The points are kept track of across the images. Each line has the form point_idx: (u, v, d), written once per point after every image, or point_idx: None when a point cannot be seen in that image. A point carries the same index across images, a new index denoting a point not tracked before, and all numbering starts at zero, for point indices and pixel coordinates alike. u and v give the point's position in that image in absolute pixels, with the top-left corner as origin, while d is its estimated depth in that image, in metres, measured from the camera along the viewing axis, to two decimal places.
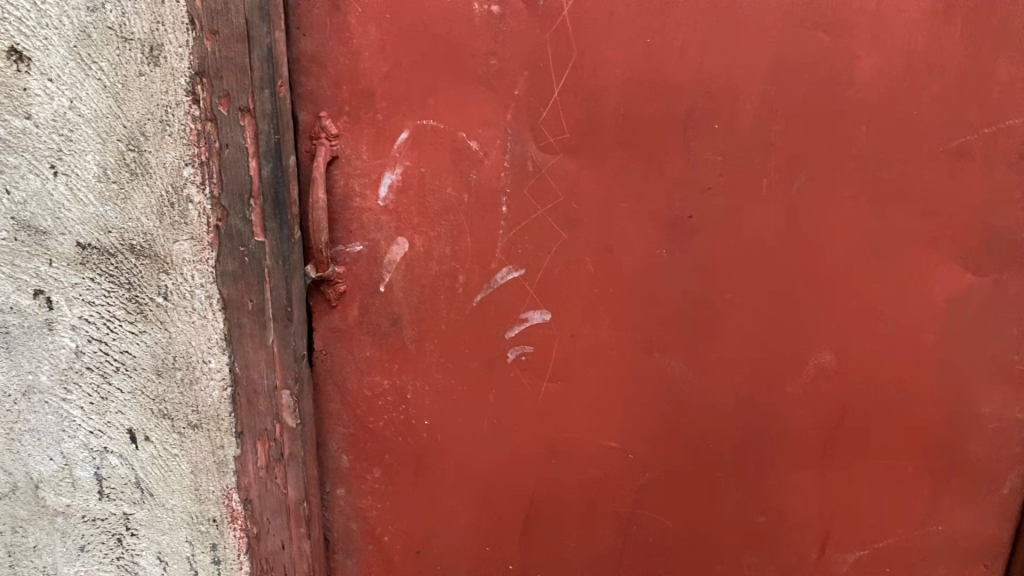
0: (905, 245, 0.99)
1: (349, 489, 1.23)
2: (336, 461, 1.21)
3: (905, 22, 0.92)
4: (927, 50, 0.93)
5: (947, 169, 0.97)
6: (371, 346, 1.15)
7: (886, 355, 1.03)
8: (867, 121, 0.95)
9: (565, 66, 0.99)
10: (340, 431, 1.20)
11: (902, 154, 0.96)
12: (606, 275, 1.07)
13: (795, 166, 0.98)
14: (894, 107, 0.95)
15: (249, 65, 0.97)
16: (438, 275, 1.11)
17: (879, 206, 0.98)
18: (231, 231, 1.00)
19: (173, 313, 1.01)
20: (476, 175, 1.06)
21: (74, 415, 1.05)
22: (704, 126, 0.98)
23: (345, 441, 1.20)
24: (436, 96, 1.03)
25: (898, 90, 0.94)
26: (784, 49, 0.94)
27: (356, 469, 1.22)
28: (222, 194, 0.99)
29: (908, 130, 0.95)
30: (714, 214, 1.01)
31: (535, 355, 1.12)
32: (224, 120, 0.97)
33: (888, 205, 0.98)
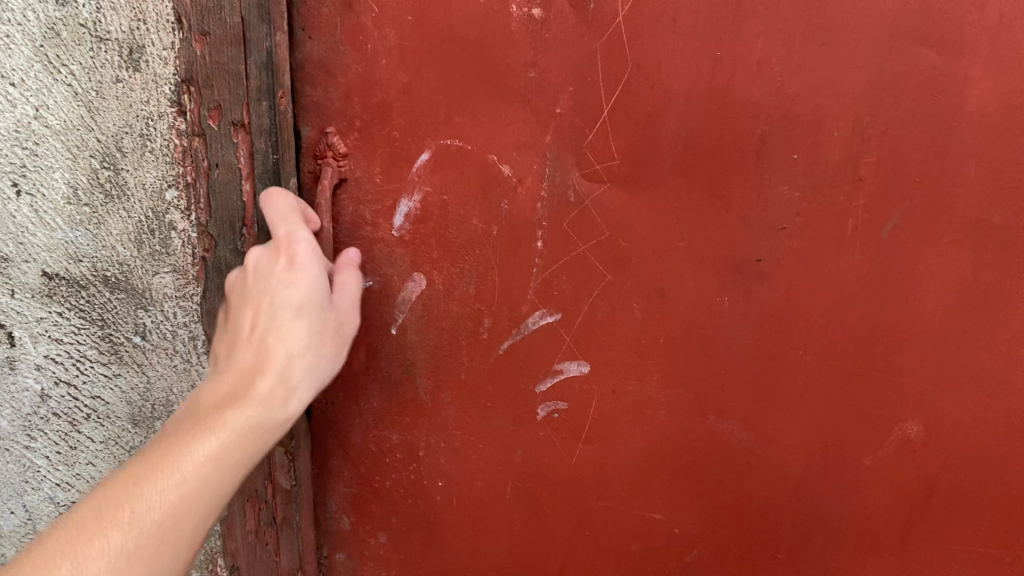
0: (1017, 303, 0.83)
1: (349, 554, 1.11)
2: (335, 520, 1.09)
3: None
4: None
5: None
6: (380, 396, 1.01)
7: (985, 431, 0.87)
8: (980, 155, 0.79)
9: (617, 81, 0.84)
10: (341, 489, 1.07)
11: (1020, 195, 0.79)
12: (657, 324, 0.92)
13: (888, 204, 0.82)
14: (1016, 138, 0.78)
15: (245, 73, 0.77)
16: (459, 317, 0.96)
17: (988, 255, 0.82)
18: (220, 264, 0.83)
19: (152, 356, 0.87)
20: (507, 206, 0.91)
21: (37, 464, 0.92)
22: (781, 155, 0.83)
23: (347, 500, 1.07)
24: (464, 112, 0.88)
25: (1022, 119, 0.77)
26: (881, 68, 0.78)
27: (359, 533, 1.09)
28: (209, 221, 0.82)
29: None
30: (788, 258, 0.86)
31: (569, 412, 0.97)
32: (214, 135, 0.79)
33: (999, 255, 0.81)
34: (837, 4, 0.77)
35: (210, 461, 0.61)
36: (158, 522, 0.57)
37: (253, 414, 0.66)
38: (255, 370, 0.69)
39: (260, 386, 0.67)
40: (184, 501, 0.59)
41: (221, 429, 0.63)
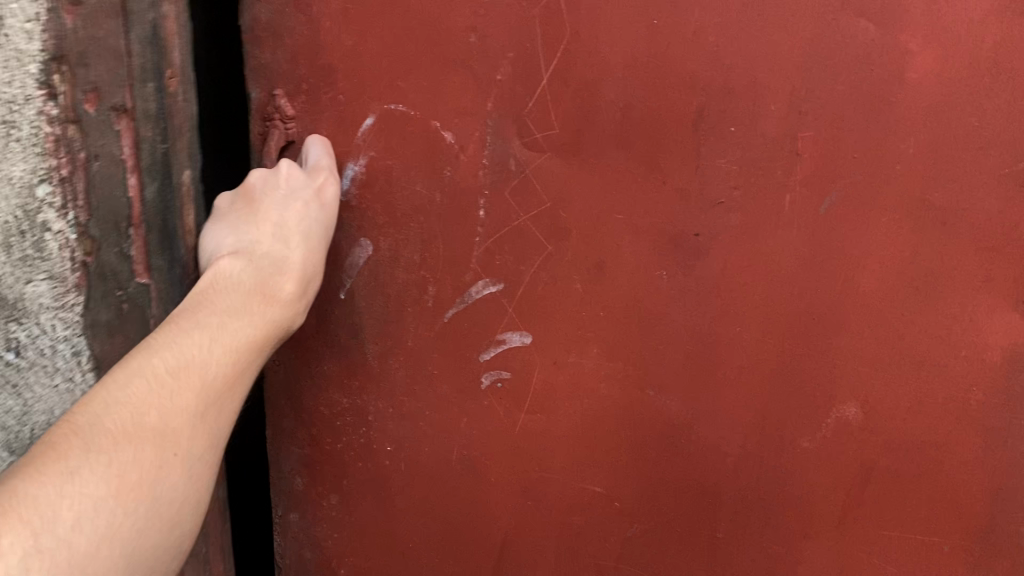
0: (953, 285, 0.82)
1: (302, 515, 1.12)
2: (289, 481, 1.10)
3: (969, 14, 0.74)
4: (998, 44, 0.74)
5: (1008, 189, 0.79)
6: (329, 359, 1.02)
7: (922, 416, 0.87)
8: (917, 133, 0.78)
9: (556, 49, 0.83)
10: (294, 452, 1.08)
11: (957, 174, 0.78)
12: (598, 296, 0.91)
13: (826, 180, 0.80)
14: (952, 113, 0.77)
15: (127, 49, 0.71)
16: (406, 284, 0.97)
17: (927, 235, 0.80)
18: (104, 268, 0.72)
19: (28, 375, 0.70)
20: (450, 172, 0.91)
21: None
22: (718, 128, 0.81)
23: (301, 463, 1.08)
24: (407, 77, 0.88)
25: (958, 93, 0.76)
26: (818, 40, 0.76)
27: (312, 494, 1.10)
28: (90, 221, 0.70)
29: (968, 144, 0.77)
30: (726, 233, 0.85)
31: (512, 382, 0.97)
32: (92, 121, 0.68)
33: (937, 236, 0.80)
34: None
35: (253, 342, 0.73)
36: (228, 377, 0.69)
37: (285, 309, 0.78)
38: (287, 267, 0.79)
39: (291, 283, 0.79)
40: (250, 363, 0.72)
41: (263, 316, 0.75)
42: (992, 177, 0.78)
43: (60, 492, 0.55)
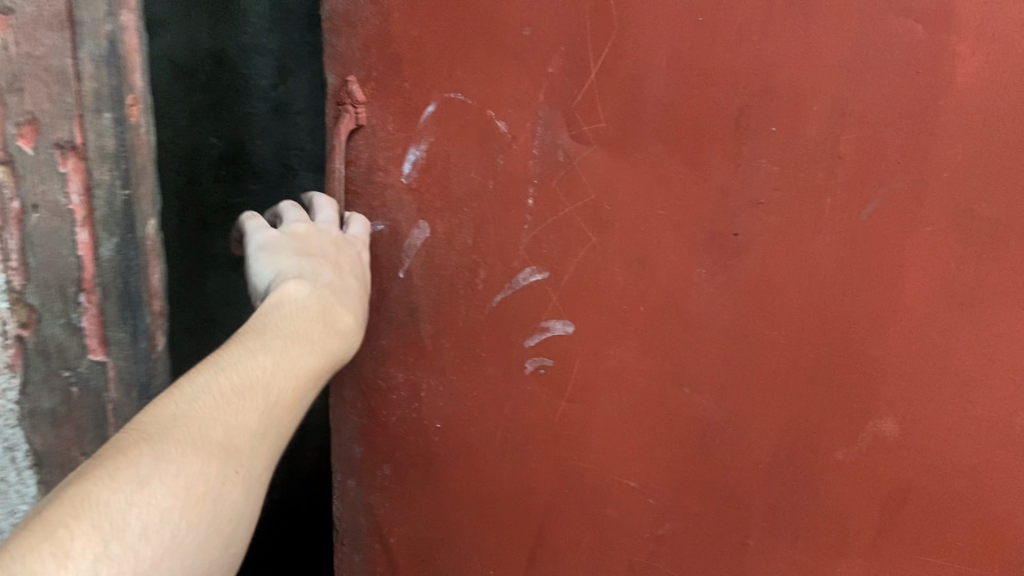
0: (998, 302, 0.78)
1: (359, 482, 1.18)
2: (348, 447, 1.17)
3: (1022, 16, 0.71)
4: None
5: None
6: (388, 334, 1.08)
7: (963, 438, 0.84)
8: (964, 140, 0.75)
9: (604, 44, 0.85)
10: (353, 420, 1.15)
11: (1007, 185, 0.75)
12: (637, 291, 0.92)
13: (869, 184, 0.79)
14: (1001, 122, 0.73)
15: (76, 74, 0.71)
16: (458, 267, 1.01)
17: (971, 249, 0.78)
18: (43, 347, 0.75)
19: None
20: (502, 160, 0.94)
21: None
22: (759, 127, 0.81)
23: (358, 431, 1.15)
24: (466, 68, 0.92)
25: (1009, 100, 0.73)
26: (862, 40, 0.75)
27: (367, 463, 1.16)
28: (27, 288, 0.73)
29: (1017, 153, 0.74)
30: (764, 234, 0.84)
31: (554, 370, 1.00)
32: (27, 163, 0.70)
33: (984, 251, 0.77)
34: None
35: (314, 370, 0.75)
36: (287, 403, 0.71)
37: (342, 340, 0.81)
38: (344, 302, 0.83)
39: (348, 318, 0.82)
40: (309, 390, 0.75)
41: (325, 345, 0.78)
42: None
43: (129, 500, 0.56)
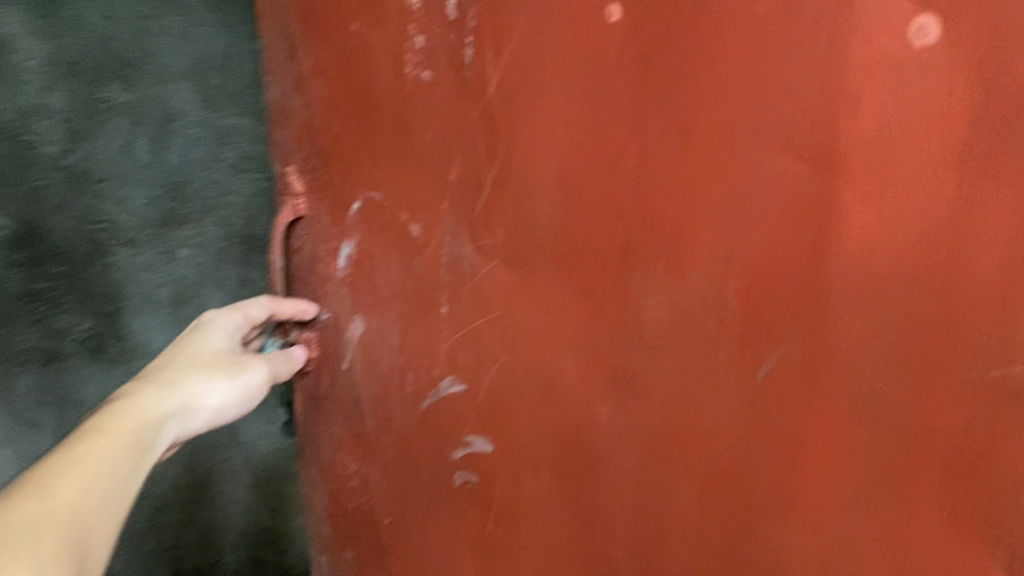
0: (914, 503, 0.61)
1: (329, 561, 1.17)
2: (318, 524, 1.17)
3: (914, 159, 0.54)
4: (960, 208, 0.53)
5: (981, 403, 0.56)
6: (341, 423, 1.05)
7: None
8: (858, 300, 0.60)
9: (495, 154, 0.77)
10: (320, 500, 1.14)
11: (907, 362, 0.59)
12: (547, 420, 0.82)
13: (763, 339, 0.65)
14: (901, 285, 0.57)
15: None
16: (391, 367, 0.96)
17: (875, 433, 0.61)
18: None
19: None
20: (417, 264, 0.88)
21: None
22: (646, 263, 0.70)
23: (324, 511, 1.15)
24: (381, 167, 0.87)
25: (912, 264, 0.56)
26: (742, 178, 0.62)
27: (334, 544, 1.15)
28: None
29: (915, 329, 0.58)
30: (661, 380, 0.72)
31: (478, 487, 0.92)
32: None
33: (892, 437, 0.61)
34: (685, 96, 0.63)
35: (104, 441, 0.76)
36: (77, 476, 0.71)
37: (153, 405, 0.82)
38: (154, 381, 0.85)
39: (154, 387, 0.84)
40: (109, 458, 0.75)
41: (122, 415, 0.79)
42: (956, 383, 0.57)
43: None
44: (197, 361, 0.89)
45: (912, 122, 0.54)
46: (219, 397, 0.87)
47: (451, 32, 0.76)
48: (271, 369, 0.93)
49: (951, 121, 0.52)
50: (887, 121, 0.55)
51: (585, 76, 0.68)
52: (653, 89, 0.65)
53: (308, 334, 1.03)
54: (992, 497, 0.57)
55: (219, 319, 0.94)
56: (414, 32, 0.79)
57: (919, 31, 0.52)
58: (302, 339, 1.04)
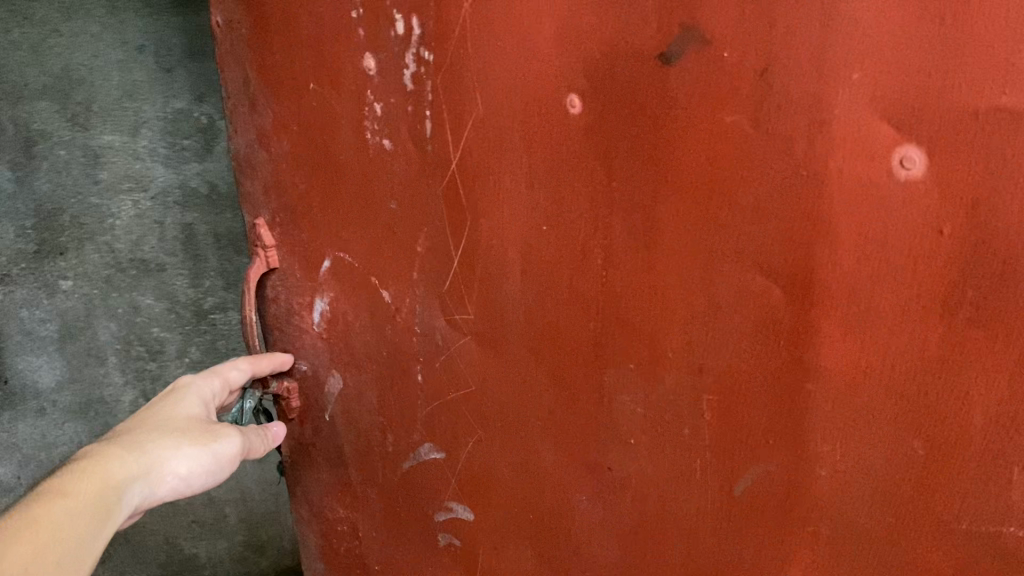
0: None
1: None
2: (312, 561, 1.10)
3: (891, 298, 0.49)
4: (948, 353, 0.48)
5: (969, 557, 0.51)
6: (328, 469, 1.01)
7: None
8: (838, 431, 0.54)
9: (461, 231, 0.72)
10: (313, 538, 1.08)
11: (892, 502, 0.53)
12: (525, 499, 0.79)
13: (739, 457, 0.60)
14: (884, 422, 0.52)
15: None
16: (371, 425, 0.92)
17: (860, 568, 0.56)
18: None
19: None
20: (391, 330, 0.84)
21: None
22: (617, 361, 0.66)
23: (318, 548, 1.08)
24: (348, 230, 0.82)
25: (893, 406, 0.51)
26: (710, 289, 0.57)
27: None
28: None
29: (900, 470, 0.52)
30: (636, 479, 0.68)
31: (461, 551, 0.89)
32: None
33: (880, 575, 0.56)
34: (647, 198, 0.59)
35: (66, 503, 0.67)
36: (36, 539, 0.62)
37: (120, 466, 0.74)
38: (120, 442, 0.77)
39: (121, 448, 0.76)
40: (71, 522, 0.66)
41: (86, 475, 0.71)
42: (941, 533, 0.52)
43: None
44: (168, 426, 0.82)
45: (889, 258, 0.49)
46: (188, 465, 0.79)
47: (410, 103, 0.71)
48: (243, 441, 0.86)
49: (937, 263, 0.47)
50: (867, 253, 0.50)
51: (547, 164, 0.64)
52: (617, 186, 0.60)
53: (288, 383, 0.97)
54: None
55: (194, 384, 0.89)
56: (372, 99, 0.74)
57: (903, 162, 0.47)
58: (282, 388, 0.97)
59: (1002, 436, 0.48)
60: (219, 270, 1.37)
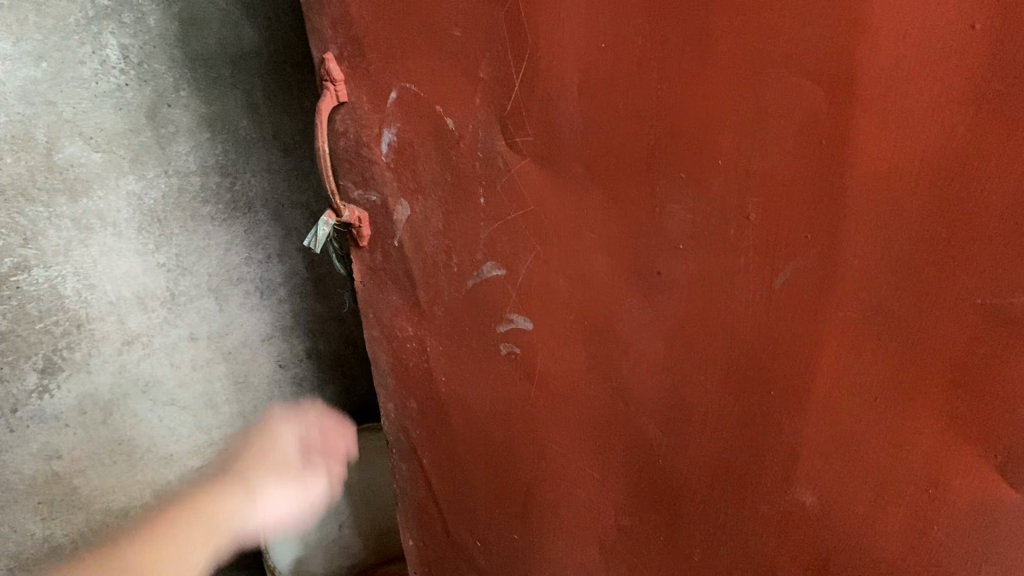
0: (915, 393, 0.68)
1: (396, 407, 1.15)
2: (381, 380, 1.14)
3: (927, 89, 0.58)
4: (971, 139, 0.58)
5: (985, 320, 0.63)
6: (397, 292, 1.04)
7: (881, 499, 0.74)
8: (865, 216, 0.64)
9: (523, 57, 0.77)
10: (383, 353, 1.11)
11: (913, 274, 0.64)
12: (578, 304, 0.87)
13: (781, 249, 0.69)
14: (914, 204, 0.62)
15: None
16: (436, 251, 0.96)
17: (881, 330, 0.68)
18: None
19: None
20: (455, 157, 0.88)
21: (132, 375, 1.63)
22: (669, 170, 0.72)
23: (387, 365, 1.12)
24: (416, 61, 0.85)
25: (923, 187, 0.61)
26: (766, 96, 0.64)
27: (398, 391, 1.13)
28: None
29: (923, 245, 0.63)
30: (684, 279, 0.76)
31: (522, 357, 0.96)
32: None
33: (889, 333, 0.67)
34: (710, 12, 0.64)
35: None
36: None
37: None
38: None
39: None
40: None
41: None
42: (962, 306, 0.63)
43: None
44: None
45: (921, 50, 0.58)
46: None
47: None
48: None
49: (967, 54, 0.56)
50: (905, 50, 0.58)
51: None
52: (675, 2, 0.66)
53: (359, 211, 0.99)
54: (982, 401, 0.65)
55: None
56: None
57: None
58: (354, 217, 0.98)
59: (1011, 212, 0.59)
60: (9, 225, 1.38)
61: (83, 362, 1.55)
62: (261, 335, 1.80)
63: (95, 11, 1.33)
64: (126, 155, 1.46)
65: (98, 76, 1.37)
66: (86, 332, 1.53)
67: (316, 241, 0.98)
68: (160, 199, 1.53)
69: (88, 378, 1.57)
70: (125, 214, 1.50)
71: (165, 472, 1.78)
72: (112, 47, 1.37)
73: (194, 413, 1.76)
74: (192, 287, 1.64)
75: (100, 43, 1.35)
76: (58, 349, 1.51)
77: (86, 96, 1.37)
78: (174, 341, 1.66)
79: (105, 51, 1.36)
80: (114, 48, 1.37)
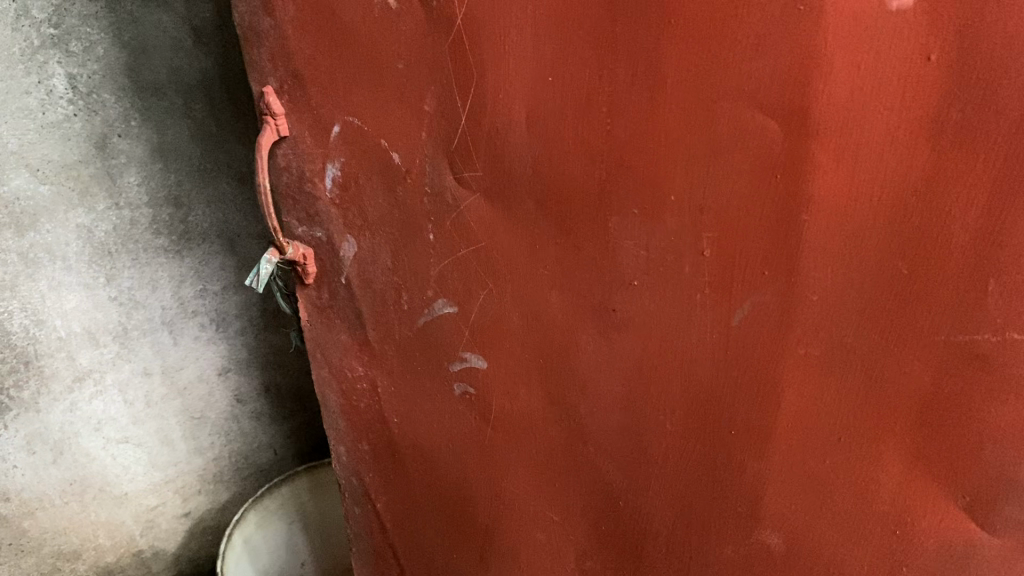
0: (880, 433, 0.66)
1: (348, 449, 1.10)
2: (331, 421, 1.10)
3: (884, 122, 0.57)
4: (929, 176, 0.57)
5: (951, 357, 0.61)
6: (346, 331, 0.99)
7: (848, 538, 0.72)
8: (823, 253, 0.62)
9: (468, 90, 0.74)
10: (333, 395, 1.06)
11: (876, 311, 0.62)
12: (533, 342, 0.83)
13: (737, 286, 0.67)
14: (873, 239, 0.60)
15: None
16: (385, 288, 0.92)
17: (842, 368, 0.66)
18: None
19: None
20: (402, 192, 0.85)
21: (85, 414, 1.56)
22: (622, 206, 0.70)
23: (338, 408, 1.07)
24: (359, 94, 0.82)
25: (881, 224, 0.60)
26: (721, 131, 0.62)
27: (350, 433, 1.09)
28: None
29: (884, 281, 0.61)
30: (641, 317, 0.73)
31: (477, 398, 0.92)
32: None
33: (851, 371, 0.65)
34: (662, 44, 0.62)
35: None
36: None
37: None
38: None
39: None
40: None
41: None
42: (926, 343, 0.62)
43: None
44: None
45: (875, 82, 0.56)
46: None
47: None
48: None
49: (925, 91, 0.55)
50: (861, 83, 0.56)
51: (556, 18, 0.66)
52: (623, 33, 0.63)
53: (303, 248, 0.95)
54: (951, 442, 0.64)
55: None
56: None
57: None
58: (298, 254, 0.94)
59: (978, 252, 0.58)
60: None
61: (32, 401, 1.48)
62: (215, 368, 1.74)
63: (40, 40, 1.26)
64: (74, 187, 1.39)
65: (44, 106, 1.30)
66: (34, 370, 1.46)
67: (260, 280, 0.93)
68: (111, 232, 1.47)
69: (37, 417, 1.49)
70: (75, 247, 1.43)
71: (120, 512, 1.70)
72: (59, 76, 1.30)
73: (149, 451, 1.69)
74: (145, 321, 1.58)
75: (46, 72, 1.29)
76: (5, 387, 1.43)
77: (32, 127, 1.30)
78: (127, 377, 1.60)
79: (52, 81, 1.30)
80: (61, 77, 1.30)
